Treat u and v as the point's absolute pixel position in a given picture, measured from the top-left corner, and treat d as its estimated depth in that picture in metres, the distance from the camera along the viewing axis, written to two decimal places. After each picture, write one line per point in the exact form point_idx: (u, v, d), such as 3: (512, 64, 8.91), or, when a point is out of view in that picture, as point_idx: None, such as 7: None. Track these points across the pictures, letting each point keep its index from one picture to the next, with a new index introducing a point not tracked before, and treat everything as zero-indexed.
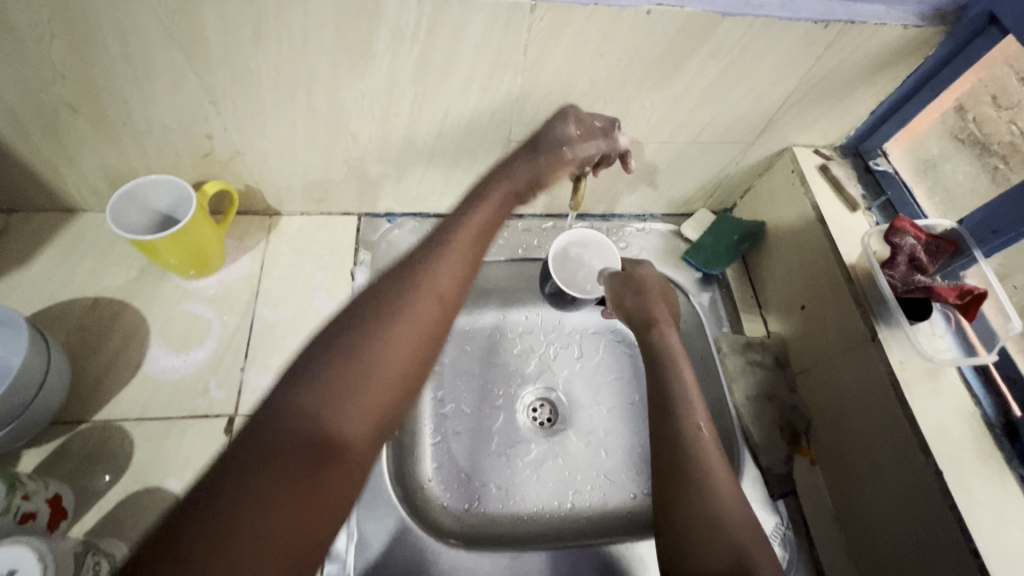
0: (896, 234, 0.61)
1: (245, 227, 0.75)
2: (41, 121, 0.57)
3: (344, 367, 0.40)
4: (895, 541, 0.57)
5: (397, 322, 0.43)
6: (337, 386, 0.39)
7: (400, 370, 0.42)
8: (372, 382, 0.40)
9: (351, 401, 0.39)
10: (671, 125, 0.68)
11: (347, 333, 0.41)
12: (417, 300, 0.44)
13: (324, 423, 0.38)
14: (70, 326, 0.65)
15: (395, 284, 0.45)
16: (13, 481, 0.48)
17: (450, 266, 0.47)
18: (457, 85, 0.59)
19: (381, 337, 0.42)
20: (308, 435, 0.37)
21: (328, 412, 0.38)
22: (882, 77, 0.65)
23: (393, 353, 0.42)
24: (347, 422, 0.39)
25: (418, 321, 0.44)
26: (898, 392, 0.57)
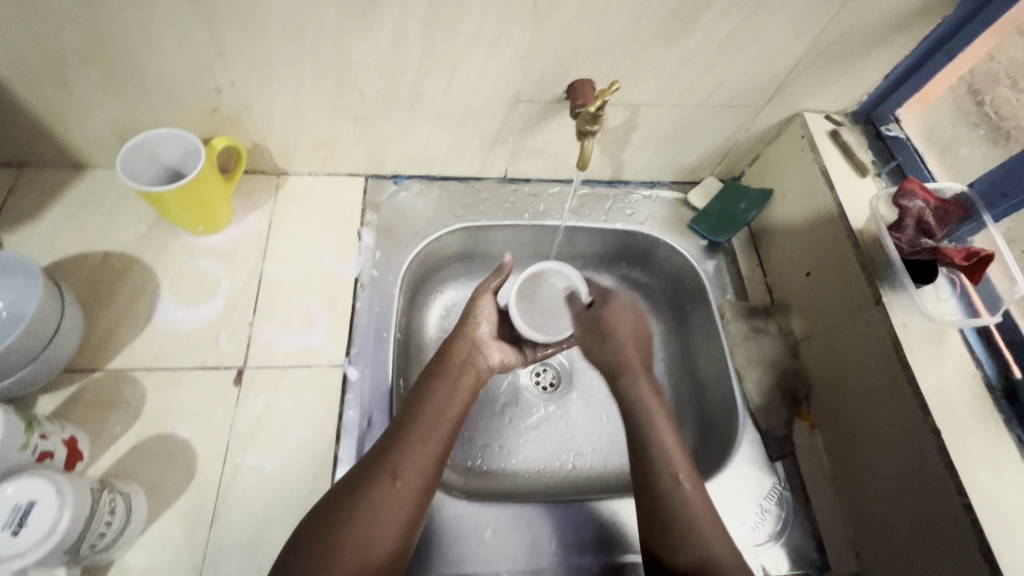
0: (906, 197, 0.61)
1: (253, 186, 0.75)
2: (51, 70, 0.57)
3: (360, 488, 0.51)
4: (890, 499, 0.58)
5: (399, 460, 0.52)
6: (351, 503, 0.50)
7: (397, 503, 0.51)
8: (372, 518, 0.49)
9: (353, 539, 0.48)
10: (681, 87, 0.67)
11: (365, 464, 0.53)
12: (410, 460, 0.53)
13: (337, 545, 0.48)
14: (82, 279, 0.66)
15: (402, 422, 0.56)
16: (30, 420, 0.50)
17: (441, 414, 0.57)
18: (465, 40, 0.58)
19: (384, 467, 0.52)
20: (329, 545, 0.48)
21: (345, 532, 0.48)
22: (897, 39, 0.64)
23: (389, 508, 0.50)
24: (350, 550, 0.48)
25: (413, 460, 0.53)
26: (901, 354, 0.58)
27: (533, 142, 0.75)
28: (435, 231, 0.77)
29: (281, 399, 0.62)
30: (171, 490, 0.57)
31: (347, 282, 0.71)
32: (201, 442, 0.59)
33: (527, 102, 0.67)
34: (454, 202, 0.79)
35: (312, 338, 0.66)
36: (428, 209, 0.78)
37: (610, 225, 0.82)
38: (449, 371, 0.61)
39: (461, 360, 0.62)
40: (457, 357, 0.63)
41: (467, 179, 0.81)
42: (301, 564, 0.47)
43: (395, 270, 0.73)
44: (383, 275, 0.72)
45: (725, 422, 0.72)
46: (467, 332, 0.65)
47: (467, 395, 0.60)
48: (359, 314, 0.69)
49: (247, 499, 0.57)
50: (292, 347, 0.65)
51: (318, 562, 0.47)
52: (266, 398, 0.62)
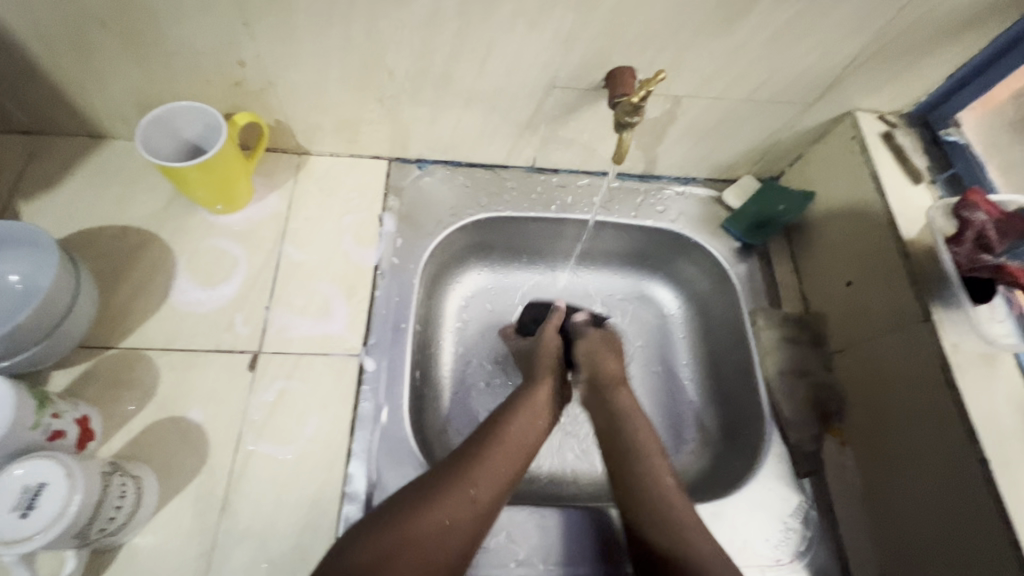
0: (967, 209, 0.57)
1: (273, 164, 0.73)
2: (71, 34, 0.55)
3: (437, 495, 0.51)
4: (925, 524, 0.56)
5: (479, 474, 0.53)
6: (428, 503, 0.51)
7: (470, 515, 0.52)
8: (445, 522, 0.50)
9: (425, 535, 0.49)
10: (728, 79, 0.63)
11: (441, 472, 0.54)
12: (493, 464, 0.55)
13: (410, 542, 0.48)
14: (98, 253, 0.65)
15: (483, 440, 0.57)
16: (43, 399, 0.49)
17: (521, 441, 0.58)
18: (503, 19, 0.55)
19: (464, 479, 0.53)
20: (401, 540, 0.48)
21: (418, 525, 0.49)
22: (968, 36, 0.59)
23: (466, 508, 0.52)
24: (421, 546, 0.49)
25: (492, 475, 0.54)
26: (947, 375, 0.54)
27: (564, 131, 0.71)
28: (458, 219, 0.74)
29: (295, 386, 0.61)
30: (183, 475, 0.56)
31: (366, 269, 0.69)
32: (213, 426, 0.58)
33: (563, 88, 0.64)
34: (478, 190, 0.76)
35: (329, 325, 0.65)
36: (452, 196, 0.75)
37: (640, 221, 0.78)
38: (530, 402, 0.62)
39: (538, 391, 0.63)
40: (537, 391, 0.63)
41: (493, 167, 0.78)
42: (373, 546, 0.47)
43: (415, 258, 0.70)
44: (404, 263, 0.70)
45: (751, 432, 0.69)
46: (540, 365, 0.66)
47: (540, 431, 0.61)
48: (378, 302, 0.66)
49: (259, 488, 0.56)
50: (309, 334, 0.64)
51: (390, 552, 0.47)
52: (281, 385, 0.61)
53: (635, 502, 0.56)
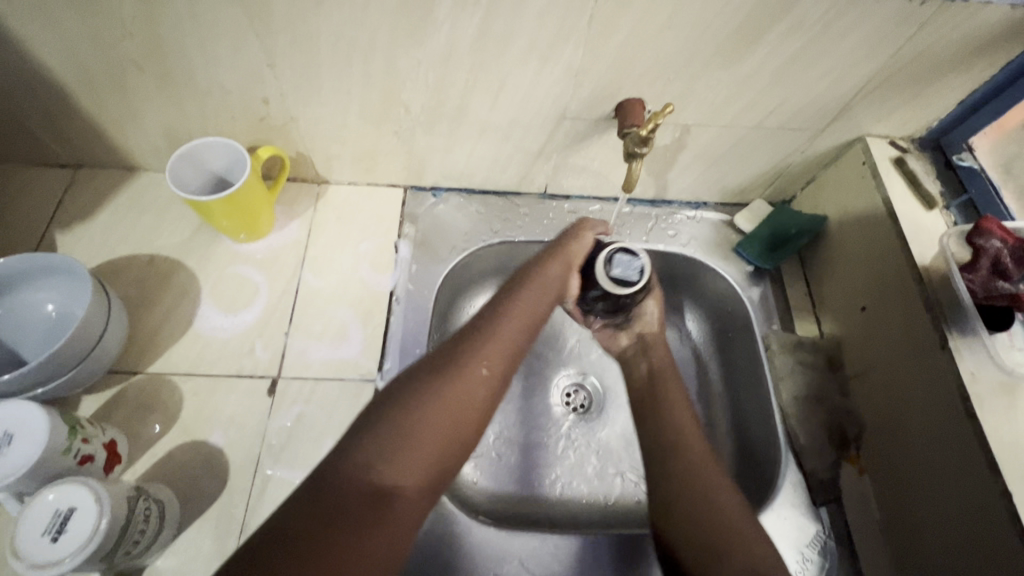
0: (982, 235, 0.57)
1: (294, 194, 0.75)
2: (109, 77, 0.58)
3: (457, 357, 0.46)
4: (949, 558, 0.55)
5: (499, 334, 0.48)
6: (443, 364, 0.45)
7: (489, 383, 0.46)
8: (464, 397, 0.44)
9: (439, 420, 0.42)
10: (736, 108, 0.64)
11: (459, 339, 0.48)
12: (494, 346, 0.47)
13: (428, 415, 0.42)
14: (127, 281, 0.68)
15: (500, 304, 0.51)
16: (74, 425, 0.51)
17: (536, 307, 0.53)
18: (516, 56, 0.57)
19: (483, 336, 0.48)
20: (415, 415, 0.42)
21: (439, 391, 0.44)
22: (978, 63, 0.59)
23: (462, 386, 0.44)
24: (436, 435, 0.42)
25: (512, 335, 0.49)
26: (968, 406, 0.53)
27: (576, 159, 0.73)
28: (472, 245, 0.75)
29: (312, 411, 0.62)
30: (204, 499, 0.57)
31: (382, 295, 0.70)
32: (234, 451, 0.59)
33: (573, 119, 0.65)
34: (492, 216, 0.78)
35: (346, 350, 0.66)
36: (466, 223, 0.77)
37: (652, 245, 0.79)
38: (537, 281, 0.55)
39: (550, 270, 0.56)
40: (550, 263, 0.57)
41: (506, 193, 0.80)
42: (386, 424, 0.41)
43: (430, 284, 0.72)
44: (419, 289, 0.71)
45: (766, 459, 0.69)
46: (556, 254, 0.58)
47: (551, 304, 0.55)
48: (394, 327, 0.68)
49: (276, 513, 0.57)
50: (327, 359, 0.65)
51: (405, 435, 0.41)
52: (299, 410, 0.62)
53: (670, 494, 0.51)
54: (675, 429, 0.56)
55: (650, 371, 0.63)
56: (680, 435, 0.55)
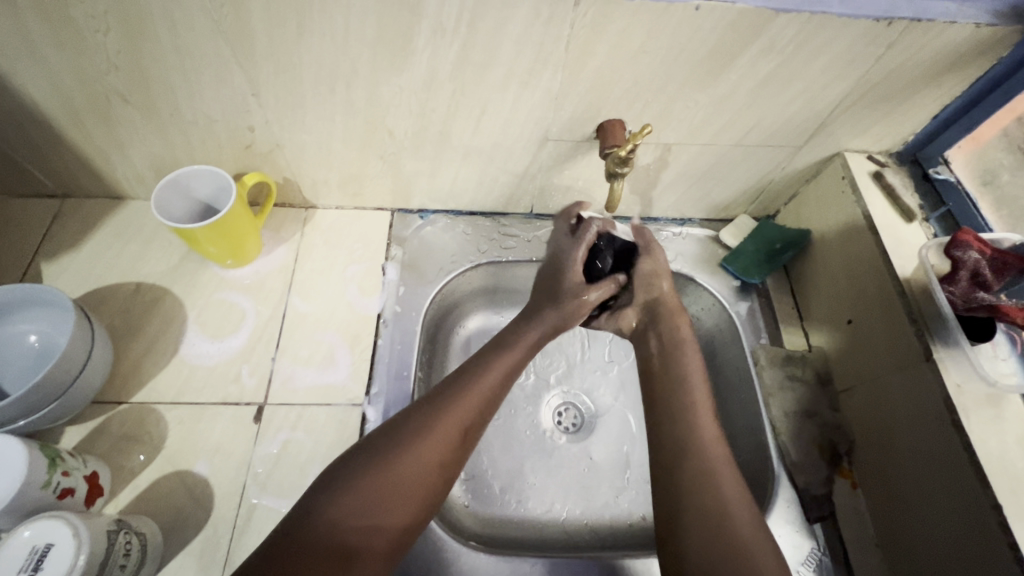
0: (958, 247, 0.57)
1: (282, 219, 0.76)
2: (95, 108, 0.59)
3: (425, 424, 0.51)
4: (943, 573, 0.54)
5: (467, 400, 0.54)
6: (420, 428, 0.51)
7: (458, 441, 0.52)
8: (426, 461, 0.49)
9: (413, 475, 0.48)
10: (715, 127, 0.65)
11: (424, 405, 0.53)
12: (468, 403, 0.53)
13: (397, 476, 0.48)
14: (113, 310, 0.68)
15: (468, 372, 0.56)
16: (54, 457, 0.50)
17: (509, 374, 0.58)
18: (496, 81, 0.58)
19: (450, 406, 0.53)
20: (386, 477, 0.47)
21: (400, 459, 0.49)
22: (948, 79, 0.61)
23: (434, 446, 0.50)
24: (404, 495, 0.48)
25: (478, 402, 0.54)
26: (954, 417, 0.54)
27: (560, 179, 0.73)
28: (460, 266, 0.76)
29: (299, 437, 0.62)
30: (188, 530, 0.56)
31: (369, 317, 0.70)
32: (219, 480, 0.59)
33: (556, 141, 0.66)
34: (479, 237, 0.78)
35: (333, 375, 0.66)
36: (453, 244, 0.77)
37: None
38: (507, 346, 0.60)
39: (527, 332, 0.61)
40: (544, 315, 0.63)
41: (494, 214, 0.80)
42: (357, 484, 0.46)
43: (418, 305, 0.72)
44: (406, 311, 0.71)
45: (759, 475, 0.67)
46: (572, 288, 0.64)
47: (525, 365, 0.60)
48: (381, 350, 0.68)
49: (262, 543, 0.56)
50: (313, 384, 0.65)
51: (377, 496, 0.46)
52: (285, 437, 0.61)
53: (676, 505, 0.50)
54: (700, 472, 0.51)
55: (661, 350, 0.62)
56: (707, 480, 0.50)
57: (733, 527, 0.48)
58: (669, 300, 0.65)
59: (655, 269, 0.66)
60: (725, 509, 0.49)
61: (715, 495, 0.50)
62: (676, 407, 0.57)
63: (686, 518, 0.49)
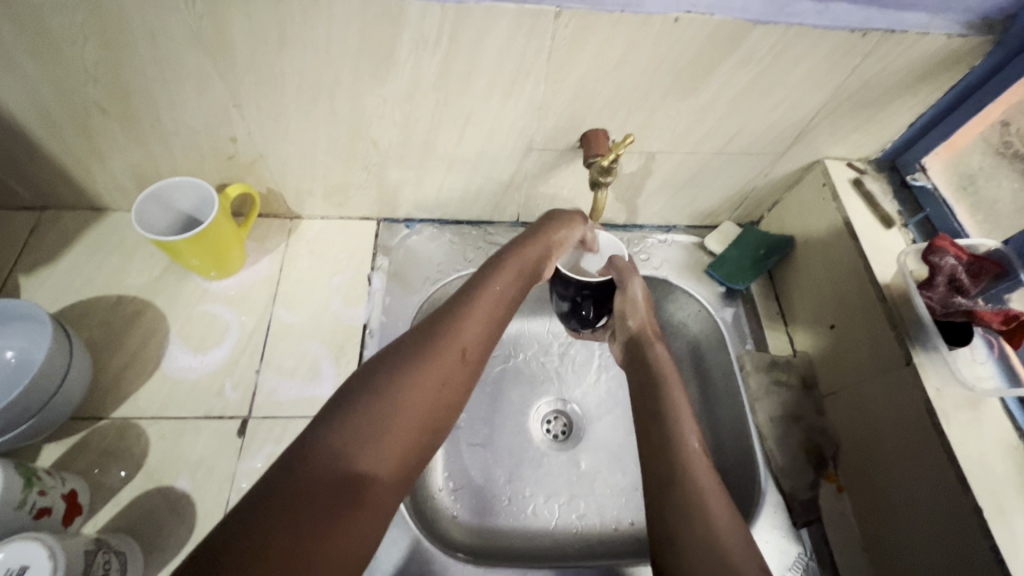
0: (936, 254, 0.59)
1: (266, 229, 0.75)
2: (74, 120, 0.58)
3: (422, 347, 0.47)
4: None
5: (465, 324, 0.50)
6: (419, 355, 0.47)
7: (457, 359, 0.48)
8: (428, 385, 0.46)
9: (417, 400, 0.44)
10: (697, 135, 0.66)
11: (420, 333, 0.49)
12: (466, 331, 0.50)
13: (398, 399, 0.44)
14: (93, 323, 0.67)
15: (462, 296, 0.52)
16: (30, 476, 0.49)
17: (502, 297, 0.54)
18: (479, 91, 0.58)
19: (449, 334, 0.49)
20: (386, 401, 0.43)
21: (400, 381, 0.45)
22: (923, 88, 0.62)
23: (436, 376, 0.46)
24: (407, 418, 0.44)
25: (473, 327, 0.50)
26: (935, 421, 0.54)
27: (546, 188, 0.74)
28: (447, 275, 0.75)
29: (284, 451, 0.61)
30: (170, 548, 0.55)
31: (355, 328, 0.70)
32: (202, 496, 0.58)
33: (540, 150, 0.67)
34: (466, 246, 0.78)
35: (318, 387, 0.65)
36: (440, 253, 0.77)
37: None
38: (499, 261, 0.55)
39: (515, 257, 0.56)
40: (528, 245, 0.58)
41: (480, 223, 0.80)
42: (354, 416, 0.42)
43: (405, 315, 0.71)
44: (393, 321, 0.71)
45: (746, 481, 0.68)
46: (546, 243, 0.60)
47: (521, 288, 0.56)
48: (367, 361, 0.67)
49: None
50: (298, 396, 0.64)
51: (377, 423, 0.42)
52: (269, 450, 0.61)
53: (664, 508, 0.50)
54: (692, 504, 0.50)
55: (639, 383, 0.63)
56: (699, 511, 0.49)
57: (713, 529, 0.48)
58: (644, 333, 0.67)
59: (629, 305, 0.68)
60: (717, 538, 0.47)
61: (708, 525, 0.48)
62: (668, 440, 0.56)
63: (679, 548, 0.47)
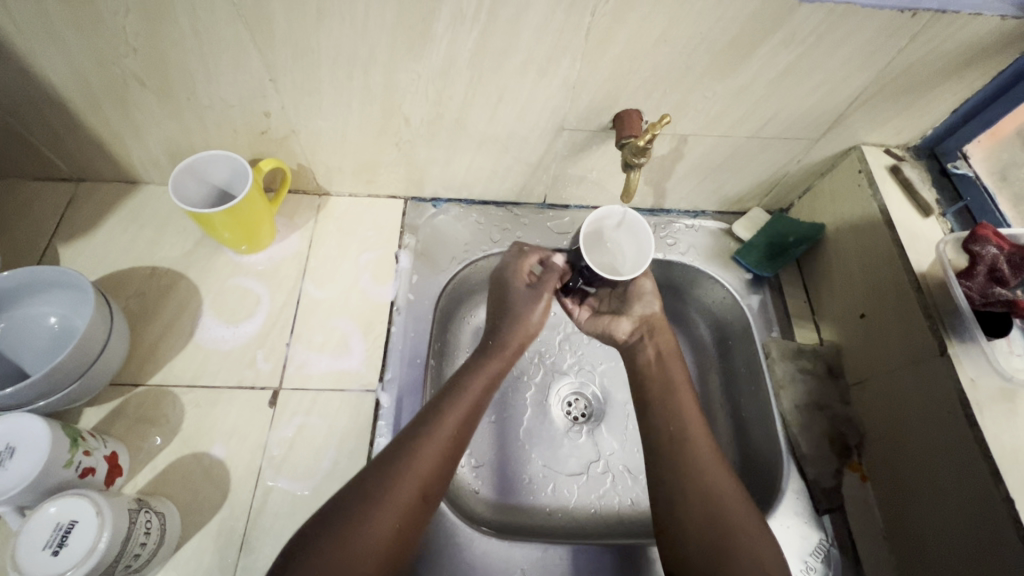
0: (977, 243, 0.57)
1: (295, 205, 0.76)
2: (113, 91, 0.59)
3: (372, 494, 0.49)
4: None
5: (417, 471, 0.51)
6: (376, 496, 0.49)
7: (414, 514, 0.50)
8: (385, 528, 0.48)
9: (375, 536, 0.47)
10: (732, 118, 0.65)
11: (382, 466, 0.51)
12: (422, 458, 0.52)
13: (361, 541, 0.47)
14: (130, 293, 0.68)
15: (418, 436, 0.54)
16: (75, 437, 0.51)
17: (451, 441, 0.55)
18: (514, 69, 0.57)
19: (405, 467, 0.51)
20: (343, 556, 0.46)
21: (364, 524, 0.47)
22: (970, 73, 0.60)
23: (395, 505, 0.49)
24: (372, 554, 0.47)
25: (430, 471, 0.52)
26: (968, 412, 0.54)
27: (575, 169, 0.73)
28: (472, 255, 0.76)
29: (314, 422, 0.62)
30: (205, 511, 0.57)
31: (382, 305, 0.71)
32: (235, 462, 0.59)
33: (572, 130, 0.66)
34: (492, 227, 0.78)
35: (347, 361, 0.66)
36: (466, 233, 0.77)
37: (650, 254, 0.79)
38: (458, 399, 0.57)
39: (461, 400, 0.57)
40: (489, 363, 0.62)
41: (507, 204, 0.80)
42: (320, 553, 0.45)
43: (431, 293, 0.72)
44: (419, 299, 0.71)
45: (766, 468, 0.68)
46: (516, 317, 0.66)
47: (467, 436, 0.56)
48: (395, 337, 0.68)
49: (278, 525, 0.57)
50: (328, 370, 0.65)
51: (344, 558, 0.45)
52: (300, 421, 0.62)
53: (687, 519, 0.53)
54: (709, 493, 0.54)
55: (657, 355, 0.65)
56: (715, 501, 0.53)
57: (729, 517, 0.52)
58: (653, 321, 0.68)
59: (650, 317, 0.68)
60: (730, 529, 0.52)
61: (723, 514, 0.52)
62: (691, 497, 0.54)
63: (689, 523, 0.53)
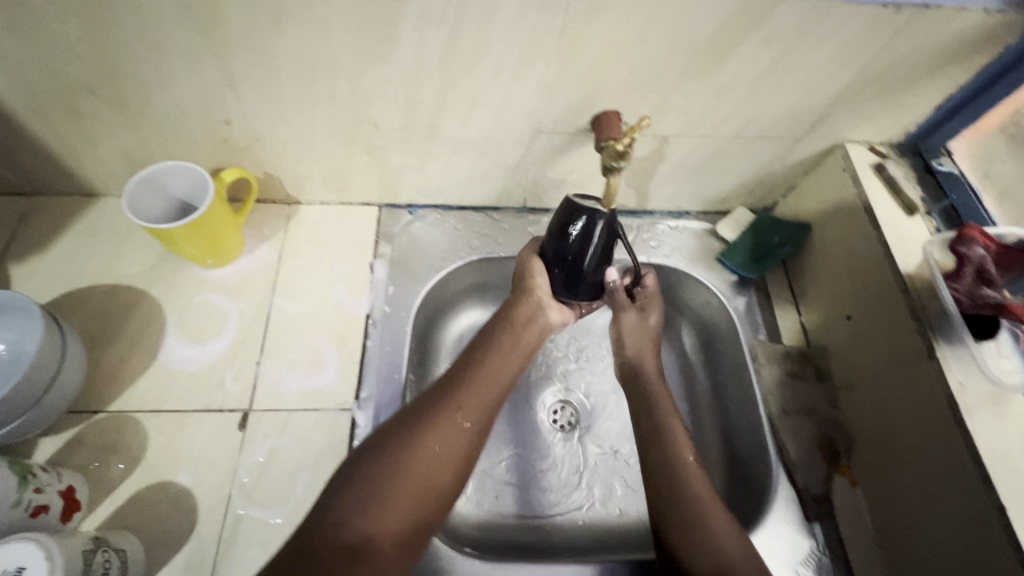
0: (964, 243, 0.56)
1: (264, 215, 0.73)
2: (59, 101, 0.55)
3: (414, 430, 0.51)
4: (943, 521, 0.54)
5: (464, 401, 0.53)
6: (420, 425, 0.51)
7: (458, 441, 0.51)
8: (425, 458, 0.49)
9: (418, 465, 0.49)
10: (713, 118, 0.63)
11: (424, 403, 0.53)
12: (468, 392, 0.54)
13: (405, 469, 0.48)
14: (87, 313, 0.65)
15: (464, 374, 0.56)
16: (26, 474, 0.48)
17: (498, 375, 0.57)
18: (487, 71, 0.55)
19: (449, 404, 0.53)
20: (386, 476, 0.47)
21: (407, 455, 0.49)
22: (954, 69, 0.58)
23: (437, 438, 0.51)
24: (412, 485, 0.48)
25: (477, 404, 0.54)
26: (957, 414, 0.53)
27: (554, 172, 0.71)
28: (450, 263, 0.73)
29: (286, 444, 0.59)
30: (172, 543, 0.54)
31: (357, 318, 0.68)
32: (203, 491, 0.57)
33: (549, 133, 0.64)
34: (470, 233, 0.76)
35: (321, 378, 0.64)
36: (444, 240, 0.75)
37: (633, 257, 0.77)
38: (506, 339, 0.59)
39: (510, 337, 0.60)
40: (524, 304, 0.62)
41: (486, 209, 0.78)
42: (359, 486, 0.47)
43: (408, 304, 0.69)
44: (396, 311, 0.69)
45: (755, 475, 0.67)
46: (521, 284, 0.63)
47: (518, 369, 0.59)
48: (371, 352, 0.65)
49: (250, 555, 0.54)
50: (301, 389, 0.63)
51: (383, 488, 0.47)
52: (272, 444, 0.59)
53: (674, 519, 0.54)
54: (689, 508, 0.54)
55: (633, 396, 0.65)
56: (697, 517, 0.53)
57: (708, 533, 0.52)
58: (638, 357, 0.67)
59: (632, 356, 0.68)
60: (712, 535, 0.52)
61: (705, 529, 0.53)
62: (682, 500, 0.55)
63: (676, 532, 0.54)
